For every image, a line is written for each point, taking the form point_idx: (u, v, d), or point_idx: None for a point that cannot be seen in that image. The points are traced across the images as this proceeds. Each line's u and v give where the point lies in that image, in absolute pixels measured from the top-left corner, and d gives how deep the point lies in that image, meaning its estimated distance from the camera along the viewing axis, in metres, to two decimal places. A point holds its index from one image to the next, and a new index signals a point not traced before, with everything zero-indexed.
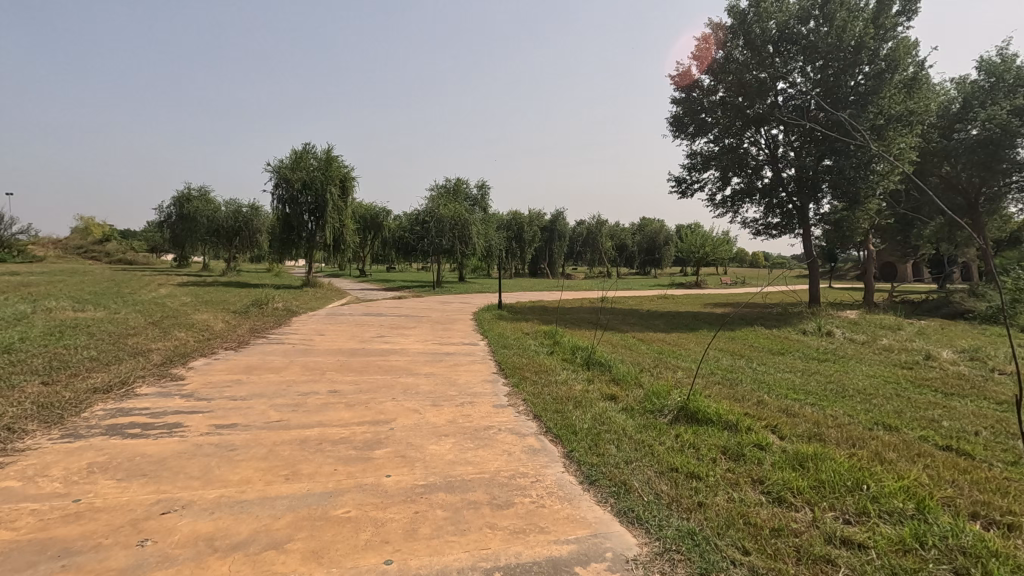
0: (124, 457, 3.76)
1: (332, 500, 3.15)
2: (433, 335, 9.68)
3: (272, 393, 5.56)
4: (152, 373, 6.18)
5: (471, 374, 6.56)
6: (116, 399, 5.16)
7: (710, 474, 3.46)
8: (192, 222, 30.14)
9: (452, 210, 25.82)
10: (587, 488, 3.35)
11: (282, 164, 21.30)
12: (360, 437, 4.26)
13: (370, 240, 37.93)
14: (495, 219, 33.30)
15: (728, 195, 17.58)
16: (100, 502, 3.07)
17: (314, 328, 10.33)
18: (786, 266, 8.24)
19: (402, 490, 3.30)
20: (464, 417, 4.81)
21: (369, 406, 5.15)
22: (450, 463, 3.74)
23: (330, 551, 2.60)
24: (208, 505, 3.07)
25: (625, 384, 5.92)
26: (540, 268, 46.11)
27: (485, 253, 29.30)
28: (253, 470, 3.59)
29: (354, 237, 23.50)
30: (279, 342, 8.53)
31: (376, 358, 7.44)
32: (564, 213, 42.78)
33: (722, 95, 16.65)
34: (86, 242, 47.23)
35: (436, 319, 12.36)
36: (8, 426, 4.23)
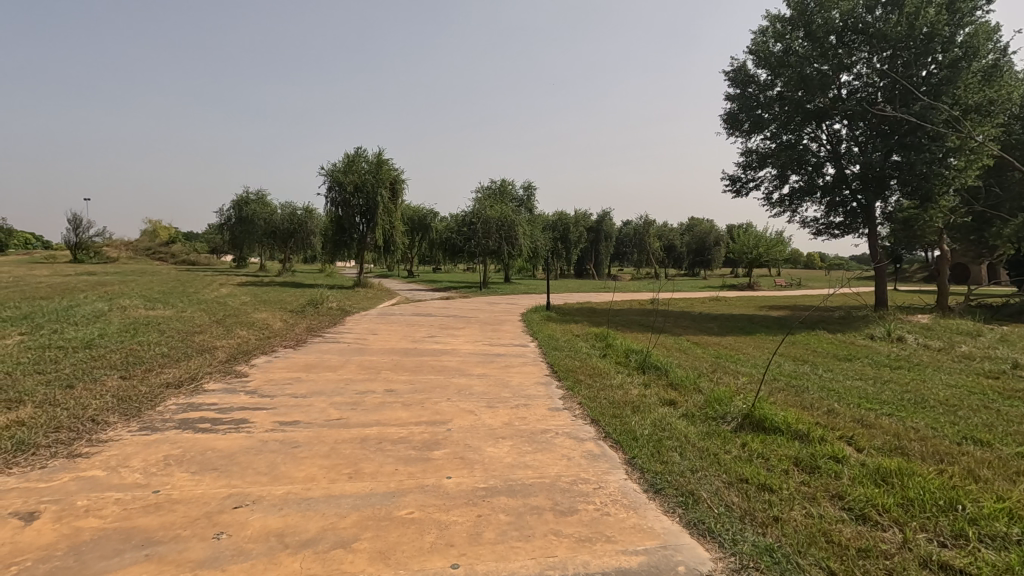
0: (196, 450, 3.91)
1: (395, 501, 3.16)
2: (483, 336, 9.69)
3: (331, 391, 5.68)
4: (219, 369, 6.45)
5: (524, 375, 6.52)
6: (188, 394, 5.41)
7: (783, 486, 3.29)
8: (250, 224, 31.40)
9: (499, 211, 25.97)
10: (652, 497, 3.23)
11: (335, 167, 21.93)
12: (418, 437, 4.29)
13: (418, 241, 38.61)
14: (541, 220, 33.27)
15: (786, 194, 16.92)
16: (177, 495, 3.20)
17: (367, 328, 10.54)
18: (846, 267, 7.86)
19: (464, 492, 3.28)
20: (519, 419, 4.77)
21: (425, 406, 5.18)
22: (509, 466, 3.70)
23: (396, 552, 2.60)
24: (277, 501, 3.14)
25: (683, 389, 5.75)
26: (586, 269, 45.73)
27: (531, 254, 29.29)
28: (316, 468, 3.65)
29: (403, 238, 23.91)
30: (335, 341, 8.75)
31: (429, 358, 7.50)
32: (610, 213, 42.24)
33: (780, 90, 16.05)
34: (154, 245, 50.11)
35: (485, 319, 12.42)
36: (92, 418, 4.48)
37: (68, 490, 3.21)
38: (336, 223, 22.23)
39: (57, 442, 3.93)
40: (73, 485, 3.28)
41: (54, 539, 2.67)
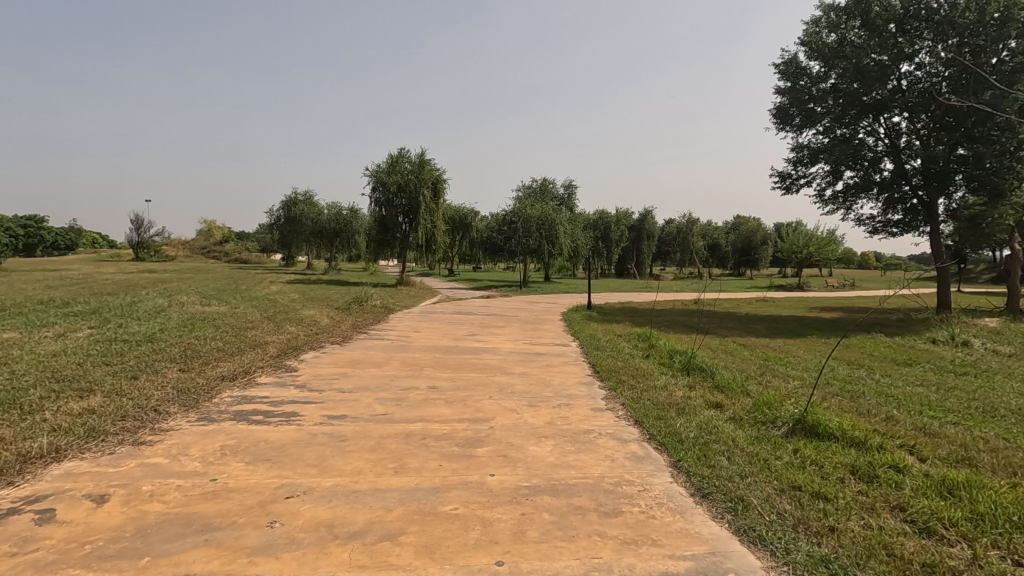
0: (250, 441, 4.07)
1: (439, 496, 3.20)
2: (524, 335, 9.71)
3: (376, 387, 5.80)
4: (270, 364, 6.68)
5: (565, 375, 6.48)
6: (242, 386, 5.64)
7: (839, 495, 3.15)
8: (298, 224, 32.45)
9: (539, 209, 25.92)
10: (699, 502, 3.16)
11: (379, 168, 22.38)
12: (461, 434, 4.32)
13: (459, 240, 38.98)
14: (582, 219, 33.05)
15: (840, 190, 16.23)
16: (233, 483, 3.33)
17: (409, 325, 10.71)
18: (904, 266, 7.48)
19: (507, 490, 3.29)
20: (562, 419, 4.74)
21: (467, 403, 5.23)
22: (552, 465, 3.68)
23: (442, 547, 2.64)
24: (326, 493, 3.24)
25: (729, 392, 5.60)
26: (627, 268, 45.10)
27: (571, 253, 29.13)
28: (363, 461, 3.73)
29: (444, 237, 24.20)
30: (379, 338, 8.94)
31: (470, 356, 7.55)
32: (653, 212, 41.61)
33: (834, 82, 15.43)
34: (209, 243, 52.49)
35: (526, 318, 12.43)
36: (155, 408, 4.73)
37: (133, 476, 3.39)
38: (380, 223, 22.69)
39: (123, 430, 4.16)
40: (139, 471, 3.47)
41: (122, 522, 2.82)
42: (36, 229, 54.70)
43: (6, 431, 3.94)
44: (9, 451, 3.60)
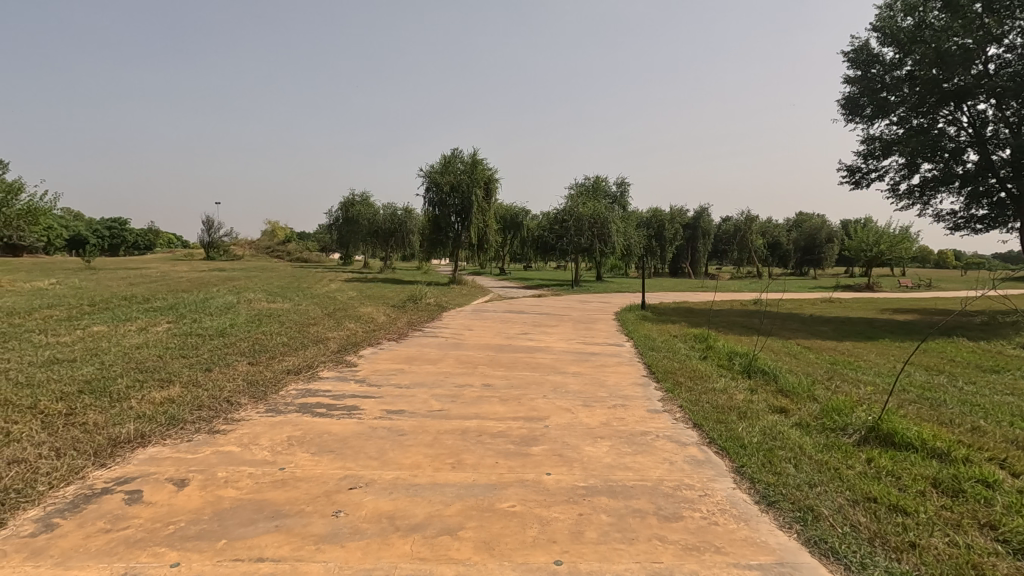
0: (315, 433, 4.24)
1: (496, 493, 3.23)
2: (577, 334, 9.66)
3: (432, 383, 5.91)
4: (332, 359, 6.95)
5: (619, 375, 6.39)
6: (306, 380, 5.89)
7: (920, 509, 2.95)
8: (355, 224, 33.54)
9: (591, 208, 25.70)
10: (764, 510, 3.04)
11: (433, 168, 22.78)
12: (516, 432, 4.34)
13: (510, 239, 39.20)
14: (635, 217, 32.48)
15: (917, 184, 15.21)
16: (300, 472, 3.48)
17: (463, 323, 10.86)
18: (988, 266, 6.94)
19: (564, 489, 3.27)
20: (617, 419, 4.67)
21: (521, 401, 5.24)
22: (609, 466, 3.64)
23: (500, 543, 2.65)
24: (387, 485, 3.33)
25: (795, 396, 5.36)
26: (681, 267, 43.98)
27: (623, 252, 28.71)
28: (421, 456, 3.81)
29: (496, 237, 24.38)
30: (434, 336, 9.11)
31: (523, 355, 7.58)
32: (709, 210, 40.56)
33: (910, 68, 14.48)
34: (273, 243, 55.12)
35: (578, 318, 12.34)
36: (228, 398, 5.00)
37: (210, 462, 3.60)
38: (433, 222, 23.12)
39: (200, 419, 4.43)
40: (214, 458, 3.68)
41: (200, 505, 3.00)
42: (119, 231, 59.08)
43: (99, 416, 4.28)
44: (101, 435, 3.90)
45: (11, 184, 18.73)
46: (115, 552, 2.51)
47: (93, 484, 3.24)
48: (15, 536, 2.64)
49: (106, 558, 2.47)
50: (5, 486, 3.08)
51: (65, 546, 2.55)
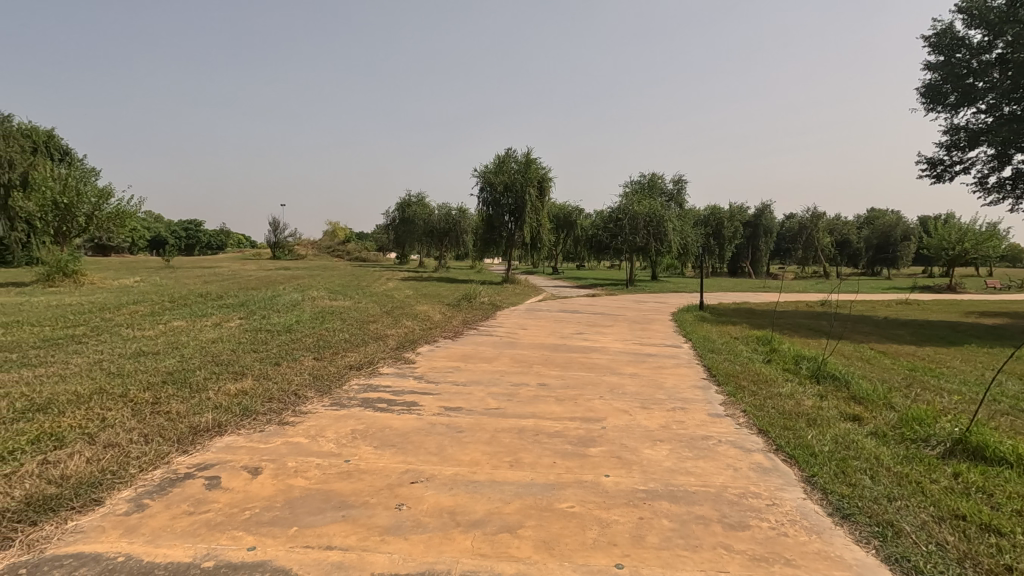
0: (377, 427, 4.37)
1: (554, 493, 3.22)
2: (633, 335, 9.51)
3: (488, 381, 5.97)
4: (391, 355, 7.15)
5: (678, 378, 6.23)
6: (367, 375, 6.09)
7: (1017, 531, 2.72)
8: (411, 224, 34.35)
9: (646, 206, 25.23)
10: (838, 523, 2.88)
11: (487, 168, 22.95)
12: (573, 432, 4.31)
13: (562, 238, 39.02)
14: (692, 215, 31.62)
15: (1008, 176, 14.04)
16: (364, 465, 3.60)
17: (517, 322, 10.90)
18: None
19: (623, 492, 3.22)
20: (677, 423, 4.56)
21: (578, 402, 5.20)
22: (669, 470, 3.56)
23: (560, 543, 2.65)
24: (447, 480, 3.39)
25: (869, 404, 5.06)
26: (740, 266, 42.35)
27: (680, 251, 27.95)
28: (480, 453, 3.85)
29: (549, 236, 24.34)
30: (488, 334, 9.19)
31: (578, 355, 7.52)
32: (772, 207, 39.03)
33: (1001, 52, 13.38)
34: (334, 242, 57.33)
35: (633, 318, 12.13)
36: (296, 391, 5.24)
37: (280, 452, 3.78)
38: (487, 222, 23.33)
39: (271, 411, 4.66)
40: (284, 449, 3.87)
41: (273, 493, 3.16)
42: (194, 232, 62.97)
43: (180, 406, 4.58)
44: (184, 423, 4.18)
45: (101, 188, 20.33)
46: (199, 534, 2.68)
47: (177, 469, 3.47)
48: (113, 514, 2.86)
49: (190, 539, 2.64)
50: (102, 467, 3.35)
51: (154, 526, 2.75)
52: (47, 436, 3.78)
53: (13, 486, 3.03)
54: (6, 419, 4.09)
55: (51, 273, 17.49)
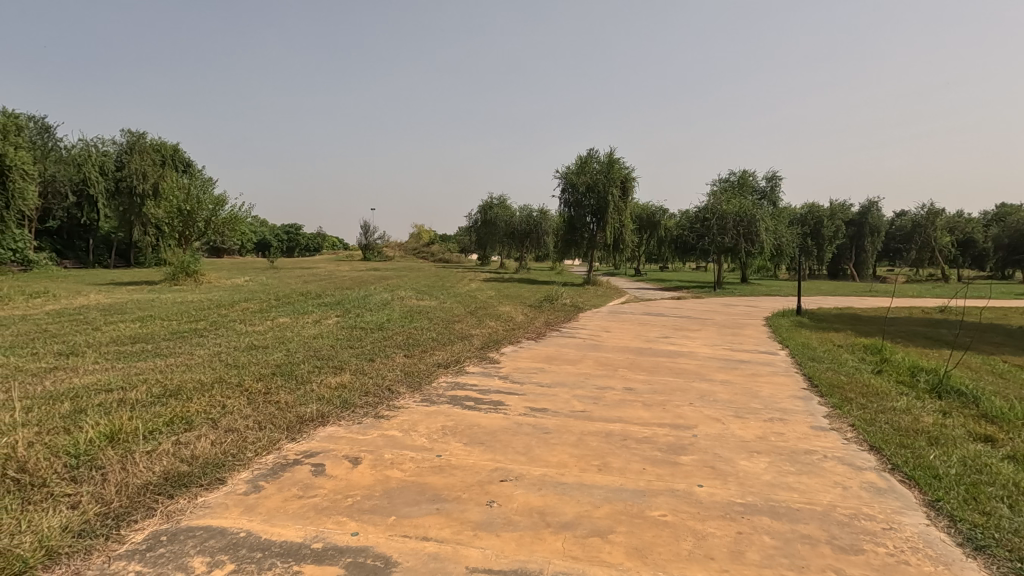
0: (466, 425, 4.48)
1: (645, 500, 3.15)
2: (724, 340, 9.09)
3: (573, 383, 5.95)
4: (477, 354, 7.32)
5: (775, 387, 5.87)
6: (454, 373, 6.27)
7: None
8: (493, 226, 34.97)
9: (736, 204, 24.11)
10: (970, 554, 2.59)
11: (569, 168, 22.93)
12: (662, 439, 4.19)
13: (645, 239, 38.09)
14: (787, 214, 29.81)
15: None
16: (455, 460, 3.71)
17: (599, 325, 10.78)
18: None
19: (719, 504, 3.09)
20: (776, 434, 4.30)
21: (667, 408, 5.05)
22: (769, 484, 3.37)
23: (652, 552, 2.59)
24: (536, 480, 3.41)
25: (1004, 423, 4.51)
26: (842, 269, 39.16)
27: (773, 252, 26.37)
28: (567, 455, 3.85)
29: (632, 236, 23.84)
30: (572, 336, 9.16)
31: (665, 359, 7.30)
32: (879, 204, 36.02)
33: None
34: (420, 245, 59.55)
35: (723, 322, 11.61)
36: (389, 387, 5.50)
37: (377, 444, 3.98)
38: (569, 223, 23.25)
39: (368, 404, 4.93)
40: (380, 440, 4.07)
41: (372, 482, 3.33)
42: (295, 234, 67.89)
43: (288, 396, 4.96)
44: (292, 413, 4.52)
45: (217, 196, 22.41)
46: (308, 517, 2.88)
47: (287, 455, 3.75)
48: (234, 493, 3.15)
49: (301, 521, 2.84)
50: (225, 449, 3.70)
51: (270, 506, 2.99)
52: (179, 419, 4.22)
53: (153, 462, 3.41)
54: (146, 402, 4.63)
55: (176, 273, 19.51)
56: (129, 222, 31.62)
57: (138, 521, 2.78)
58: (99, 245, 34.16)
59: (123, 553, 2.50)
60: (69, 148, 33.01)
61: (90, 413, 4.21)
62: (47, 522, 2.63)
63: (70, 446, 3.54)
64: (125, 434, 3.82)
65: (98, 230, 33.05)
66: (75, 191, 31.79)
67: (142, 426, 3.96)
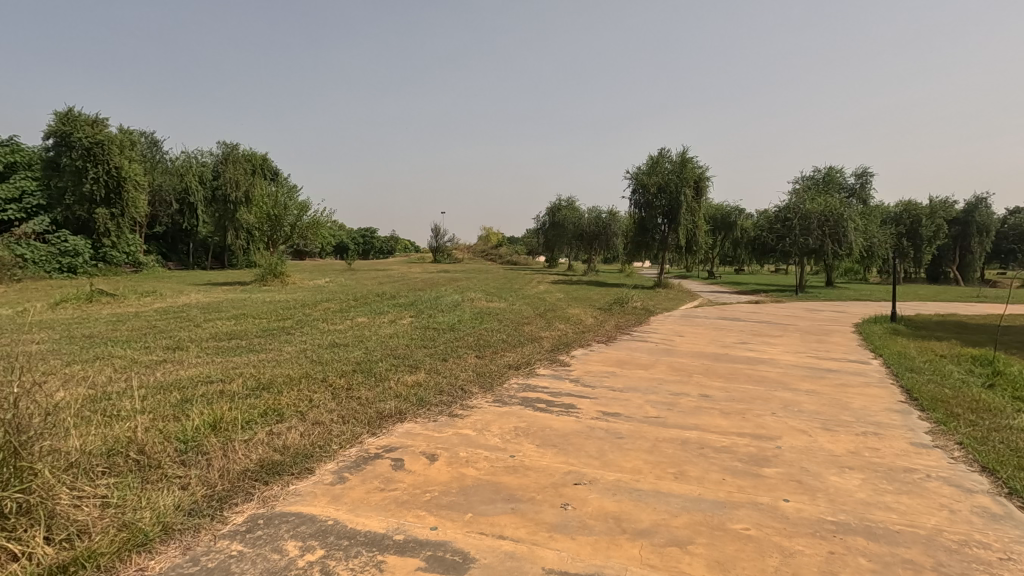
0: (538, 427, 4.50)
1: (726, 511, 3.04)
2: (808, 347, 8.58)
3: (646, 388, 5.83)
4: (547, 357, 7.33)
5: (867, 398, 5.47)
6: (525, 375, 6.31)
7: None
8: (561, 228, 34.91)
9: (821, 204, 22.68)
10: None
11: (640, 169, 22.47)
12: (743, 449, 4.02)
13: (720, 241, 36.63)
14: (879, 212, 27.72)
15: None
16: (528, 461, 3.75)
17: (672, 329, 10.47)
18: None
19: (808, 521, 2.92)
20: (871, 450, 4.02)
21: (746, 417, 4.84)
22: (864, 503, 3.14)
23: (736, 566, 2.49)
24: (611, 485, 3.37)
25: None
26: (943, 272, 35.86)
27: (863, 254, 24.57)
28: (642, 461, 3.78)
29: (706, 237, 22.99)
30: (643, 340, 8.97)
31: (743, 366, 6.98)
32: (988, 200, 32.71)
33: None
34: (487, 247, 60.38)
35: (807, 328, 10.94)
36: (462, 386, 5.63)
37: (452, 442, 4.08)
38: (639, 224, 22.76)
39: (442, 402, 5.07)
40: (455, 439, 4.17)
41: (449, 479, 3.42)
42: (370, 237, 70.88)
43: (368, 392, 5.19)
44: (372, 409, 4.73)
45: (301, 201, 23.82)
46: (389, 509, 3.00)
47: (368, 448, 3.93)
48: (321, 483, 3.34)
49: (383, 513, 2.96)
50: (313, 441, 3.93)
51: (354, 497, 3.14)
52: (272, 411, 4.53)
53: (250, 450, 3.68)
54: (243, 394, 5.01)
55: (265, 275, 20.92)
56: (223, 227, 34.23)
57: (239, 504, 3.01)
58: (197, 248, 37.17)
59: (227, 533, 2.72)
60: (174, 161, 36.20)
61: (196, 403, 4.60)
62: (163, 500, 2.91)
63: (180, 432, 3.88)
64: (226, 423, 4.14)
65: (197, 235, 35.98)
66: (178, 199, 34.83)
67: (240, 416, 4.29)
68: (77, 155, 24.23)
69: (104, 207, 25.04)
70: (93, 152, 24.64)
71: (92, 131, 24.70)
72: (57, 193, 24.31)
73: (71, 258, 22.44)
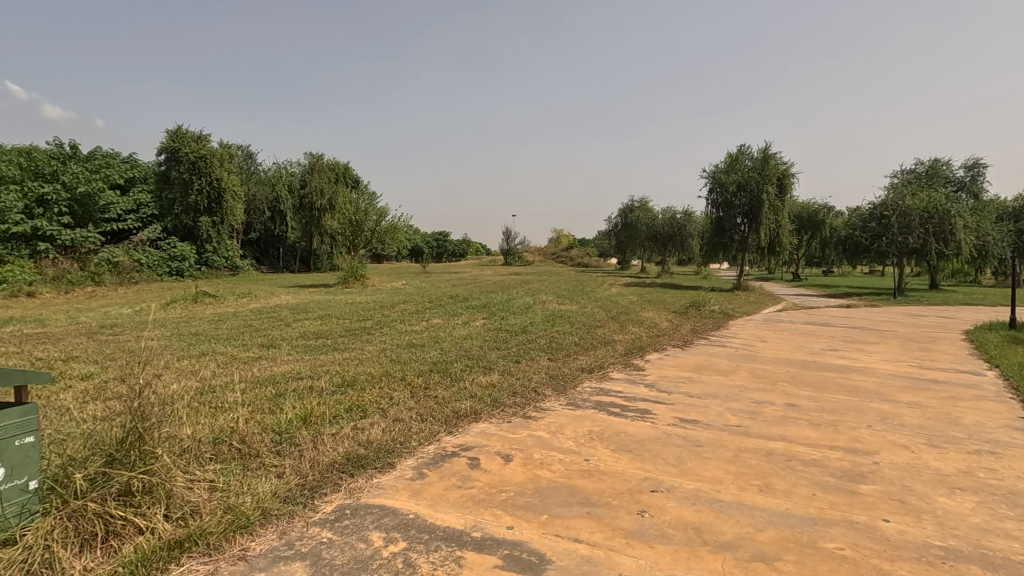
0: (613, 431, 4.44)
1: (818, 529, 2.85)
2: (909, 355, 7.88)
3: (725, 396, 5.59)
4: (620, 361, 7.22)
5: (981, 414, 4.95)
6: (598, 379, 6.25)
7: None
8: (634, 229, 34.29)
9: (924, 200, 20.81)
10: None
11: (718, 167, 21.61)
12: (835, 463, 3.77)
13: (806, 241, 34.51)
14: (994, 207, 25.04)
15: None
16: (603, 466, 3.71)
17: (754, 334, 9.98)
18: None
19: (912, 544, 2.69)
20: (988, 471, 3.62)
21: (838, 429, 4.52)
22: (980, 529, 2.85)
23: None
24: (690, 495, 3.27)
25: None
26: None
27: (974, 254, 22.28)
28: (723, 471, 3.63)
29: (791, 237, 21.72)
30: (722, 345, 8.60)
31: (834, 375, 6.53)
32: None
33: None
34: (559, 250, 60.28)
35: (907, 335, 10.06)
36: (534, 388, 5.65)
37: (526, 443, 4.11)
38: (717, 224, 21.88)
39: (516, 404, 5.12)
40: (530, 440, 4.20)
41: (524, 480, 3.46)
42: (444, 241, 72.88)
43: (445, 392, 5.34)
44: (448, 408, 4.85)
45: (380, 208, 24.90)
46: (468, 507, 3.08)
47: (446, 446, 4.04)
48: (402, 478, 3.47)
49: (461, 509, 3.05)
50: (394, 437, 4.10)
51: (434, 493, 3.24)
52: (356, 407, 4.76)
53: (338, 444, 3.90)
54: (329, 390, 5.30)
55: (347, 277, 21.98)
56: (309, 232, 36.43)
57: (328, 494, 3.20)
58: (287, 253, 39.77)
59: (318, 520, 2.90)
60: (266, 172, 38.94)
61: (289, 397, 4.92)
62: (261, 486, 3.15)
63: (275, 424, 4.18)
64: (315, 417, 4.41)
65: (286, 240, 38.52)
66: (270, 207, 37.43)
67: (328, 411, 4.55)
68: (184, 169, 26.72)
69: (206, 216, 27.41)
70: (197, 166, 27.08)
71: (197, 146, 27.14)
72: (168, 204, 26.88)
73: (179, 263, 24.84)
